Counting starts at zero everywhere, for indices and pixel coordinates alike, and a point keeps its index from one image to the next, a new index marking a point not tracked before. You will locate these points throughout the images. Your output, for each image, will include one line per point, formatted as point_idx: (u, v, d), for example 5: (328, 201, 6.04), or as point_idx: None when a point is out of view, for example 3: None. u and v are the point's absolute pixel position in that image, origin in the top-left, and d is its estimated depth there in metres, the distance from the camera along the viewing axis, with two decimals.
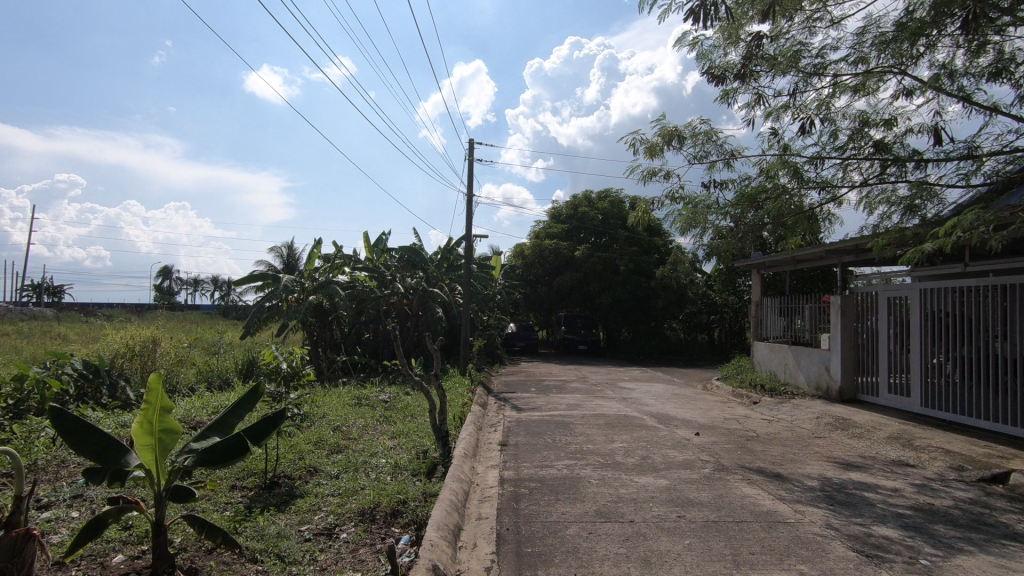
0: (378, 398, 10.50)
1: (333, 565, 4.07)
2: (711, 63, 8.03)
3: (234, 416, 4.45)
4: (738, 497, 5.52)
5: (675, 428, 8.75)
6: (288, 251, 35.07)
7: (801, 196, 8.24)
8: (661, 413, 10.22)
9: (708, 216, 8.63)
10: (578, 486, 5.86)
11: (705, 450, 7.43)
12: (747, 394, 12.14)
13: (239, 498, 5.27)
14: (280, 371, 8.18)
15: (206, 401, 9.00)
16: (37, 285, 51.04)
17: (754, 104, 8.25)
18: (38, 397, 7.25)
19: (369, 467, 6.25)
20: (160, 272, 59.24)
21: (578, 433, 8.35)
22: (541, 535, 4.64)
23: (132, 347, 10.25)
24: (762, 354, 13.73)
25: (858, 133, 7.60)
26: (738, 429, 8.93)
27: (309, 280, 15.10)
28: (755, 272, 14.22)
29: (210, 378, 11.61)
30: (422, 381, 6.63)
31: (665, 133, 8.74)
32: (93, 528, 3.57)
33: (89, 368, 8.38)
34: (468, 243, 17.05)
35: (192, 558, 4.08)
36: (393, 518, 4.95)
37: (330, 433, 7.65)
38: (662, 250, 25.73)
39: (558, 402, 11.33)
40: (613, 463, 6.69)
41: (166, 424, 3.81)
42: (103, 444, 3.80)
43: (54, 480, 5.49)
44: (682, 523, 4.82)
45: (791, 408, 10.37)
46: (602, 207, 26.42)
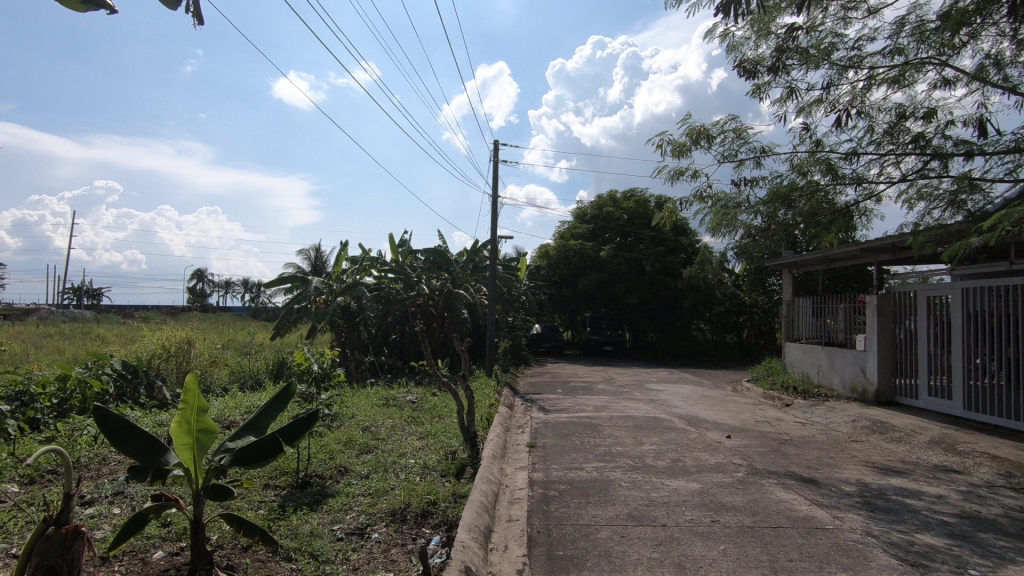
0: (405, 399, 10.62)
1: (365, 565, 4.10)
2: (743, 57, 7.89)
3: (268, 417, 4.51)
4: (773, 502, 5.39)
5: (706, 431, 8.61)
6: (316, 254, 35.90)
7: (836, 193, 8.04)
8: (689, 415, 10.08)
9: (738, 215, 8.44)
10: (608, 489, 5.80)
11: (737, 453, 7.29)
12: (779, 396, 11.89)
13: (272, 497, 5.36)
14: (311, 372, 8.31)
15: (239, 402, 9.18)
16: (80, 289, 53.40)
17: (786, 99, 8.10)
18: (81, 396, 7.56)
19: (398, 467, 6.28)
20: (194, 275, 61.39)
21: (607, 435, 8.28)
22: (573, 538, 4.60)
23: (168, 348, 10.51)
24: (793, 354, 13.41)
25: (897, 125, 7.37)
26: (772, 432, 8.74)
27: (337, 281, 15.28)
28: (786, 271, 13.93)
29: (242, 378, 11.85)
30: (449, 381, 6.57)
31: (693, 132, 8.61)
32: (135, 523, 3.65)
33: (127, 368, 8.63)
34: (493, 245, 17.09)
35: (229, 556, 4.16)
36: (424, 518, 4.96)
37: (359, 433, 7.73)
38: (688, 250, 25.47)
39: (584, 403, 11.25)
40: (643, 466, 6.60)
41: (203, 424, 3.88)
42: (143, 443, 3.89)
43: (96, 478, 5.65)
44: (716, 528, 4.73)
45: (825, 411, 10.11)
46: (628, 207, 26.19)
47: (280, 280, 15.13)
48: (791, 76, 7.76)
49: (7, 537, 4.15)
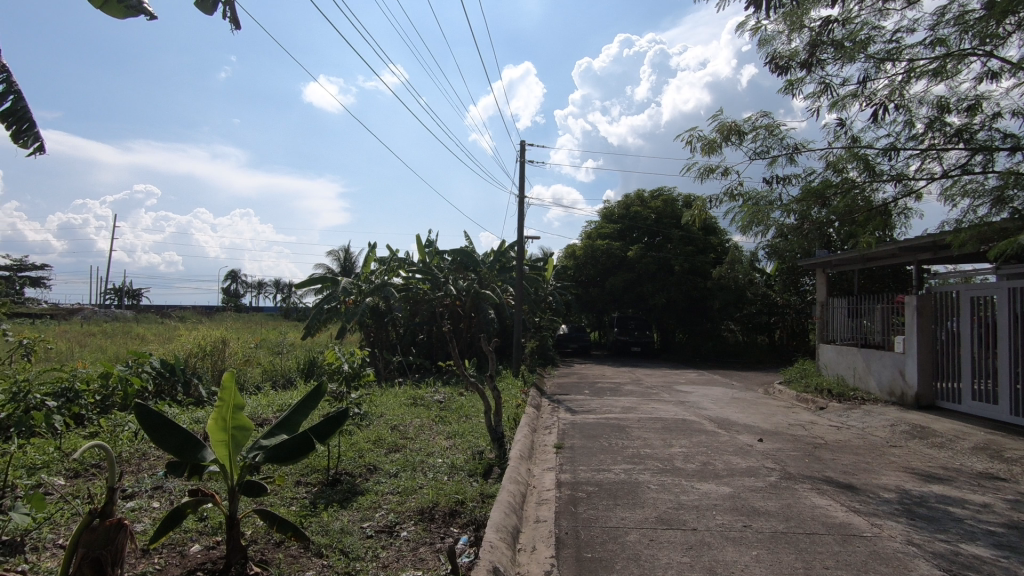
0: (433, 398, 10.69)
1: (394, 563, 4.14)
2: (775, 52, 7.72)
3: (299, 415, 4.59)
4: (808, 507, 5.26)
5: (737, 434, 8.45)
6: (345, 255, 36.50)
7: (873, 190, 7.81)
8: (720, 418, 9.91)
9: (770, 213, 8.26)
10: (637, 491, 5.74)
11: (770, 456, 7.14)
12: (813, 399, 11.59)
13: (304, 494, 5.46)
14: (341, 371, 8.46)
15: (272, 400, 9.38)
16: (121, 290, 55.30)
17: (820, 94, 7.90)
18: (122, 393, 7.84)
19: (426, 467, 6.33)
20: (228, 276, 63.04)
21: (635, 437, 8.20)
22: (601, 541, 4.57)
23: (204, 347, 10.81)
24: (828, 356, 13.06)
25: (938, 119, 7.12)
26: (806, 436, 8.53)
27: (366, 282, 15.50)
28: (820, 271, 13.57)
29: (274, 377, 12.10)
30: (476, 382, 6.58)
31: (723, 129, 8.47)
32: (173, 517, 3.75)
33: (165, 366, 8.91)
34: (520, 245, 17.09)
35: (263, 551, 4.25)
36: (451, 518, 4.99)
37: (387, 432, 7.81)
38: (718, 249, 25.05)
39: (612, 404, 11.16)
40: (673, 469, 6.51)
41: (238, 421, 3.97)
42: (181, 439, 4.01)
43: (136, 472, 5.84)
44: (748, 533, 4.63)
45: (862, 415, 9.81)
46: (655, 206, 25.90)
47: (311, 281, 15.41)
48: (825, 71, 7.56)
49: (55, 528, 4.32)
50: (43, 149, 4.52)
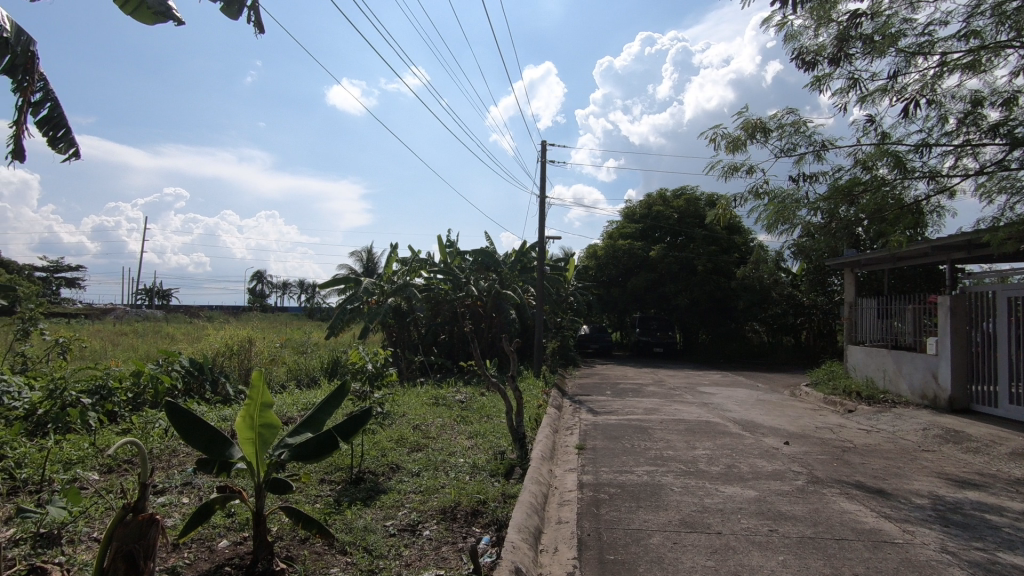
0: (454, 398, 10.74)
1: (417, 561, 4.17)
2: (801, 47, 7.58)
3: (323, 414, 4.65)
4: (836, 512, 5.14)
5: (762, 437, 8.31)
6: (367, 255, 36.90)
7: (904, 188, 7.61)
8: (745, 420, 9.76)
9: (797, 211, 8.10)
10: (660, 493, 5.69)
11: (796, 460, 7.00)
12: (841, 402, 11.34)
13: (328, 492, 5.54)
14: (365, 371, 8.56)
15: (296, 399, 9.52)
16: (151, 290, 56.80)
17: (848, 89, 7.73)
18: (153, 391, 8.06)
19: (448, 466, 6.36)
20: (254, 277, 64.29)
21: (658, 439, 8.12)
22: (624, 543, 4.53)
23: (231, 346, 11.05)
24: (856, 358, 12.76)
25: (973, 114, 6.91)
26: (834, 439, 8.35)
27: (388, 282, 15.64)
28: (848, 270, 13.28)
29: (299, 376, 12.28)
30: (497, 382, 6.57)
31: (748, 126, 8.34)
32: (202, 513, 3.83)
33: (194, 365, 9.12)
34: (541, 245, 17.06)
35: (288, 547, 4.32)
36: (473, 518, 5.00)
37: (409, 432, 7.87)
38: (742, 249, 24.69)
39: (634, 405, 11.08)
40: (696, 471, 6.43)
41: (265, 419, 4.04)
42: (210, 436, 4.09)
43: (167, 468, 5.99)
44: (774, 537, 4.55)
45: (892, 418, 9.57)
46: (678, 205, 25.62)
47: (334, 281, 15.61)
48: (853, 66, 7.40)
49: (89, 522, 4.45)
50: (78, 151, 4.72)
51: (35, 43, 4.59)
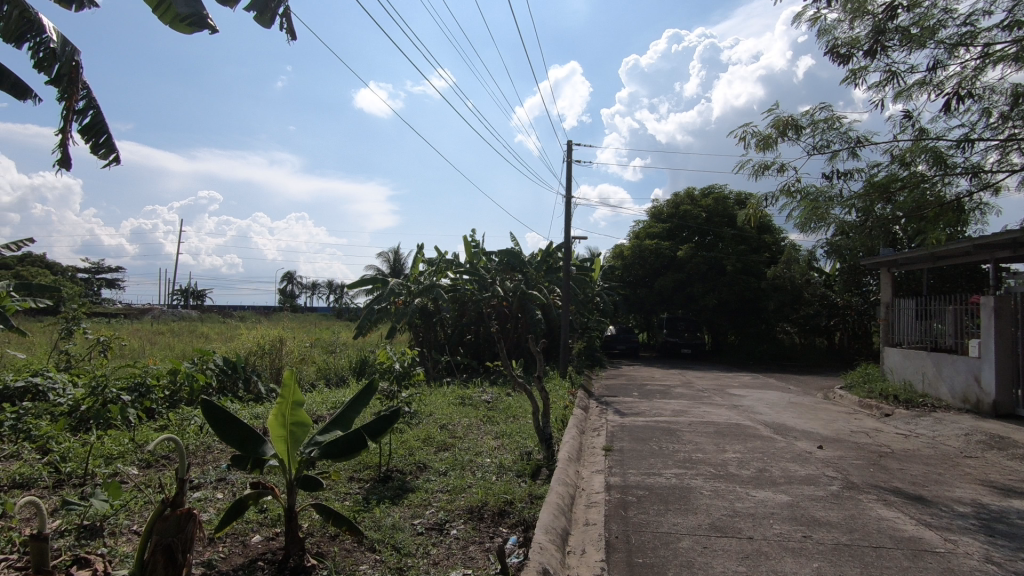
0: (480, 398, 10.79)
1: (445, 560, 4.20)
2: (835, 40, 7.38)
3: (353, 412, 4.72)
4: (873, 519, 5.00)
5: (795, 440, 8.12)
6: (394, 256, 37.35)
7: (944, 184, 7.35)
8: (776, 423, 9.54)
9: (830, 210, 7.89)
10: (689, 497, 5.61)
11: (831, 465, 6.82)
12: (877, 405, 11.01)
13: (357, 490, 5.61)
14: (393, 370, 8.67)
15: (326, 397, 9.69)
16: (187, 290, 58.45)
17: (885, 83, 7.50)
18: (189, 389, 8.29)
19: (475, 466, 6.38)
20: (284, 277, 65.69)
21: (686, 441, 8.01)
22: (652, 546, 4.48)
23: (263, 346, 11.30)
24: (894, 360, 12.38)
25: (1018, 107, 6.64)
26: (870, 444, 8.11)
27: (415, 283, 15.78)
28: (885, 270, 12.88)
29: (328, 375, 12.47)
30: (524, 382, 6.54)
31: (779, 123, 8.17)
32: (236, 508, 3.91)
33: (228, 364, 9.34)
34: (567, 246, 17.01)
35: (319, 543, 4.39)
36: (500, 518, 5.01)
37: (436, 431, 7.92)
38: (772, 248, 24.20)
39: (662, 407, 10.95)
40: (726, 475, 6.32)
41: (296, 417, 4.12)
42: (243, 434, 4.18)
43: (202, 464, 6.16)
44: (808, 544, 4.44)
45: (932, 423, 9.25)
46: (706, 204, 25.23)
47: (362, 282, 15.83)
48: (890, 59, 7.18)
49: (130, 514, 4.60)
50: (118, 159, 4.89)
51: (80, 54, 4.78)
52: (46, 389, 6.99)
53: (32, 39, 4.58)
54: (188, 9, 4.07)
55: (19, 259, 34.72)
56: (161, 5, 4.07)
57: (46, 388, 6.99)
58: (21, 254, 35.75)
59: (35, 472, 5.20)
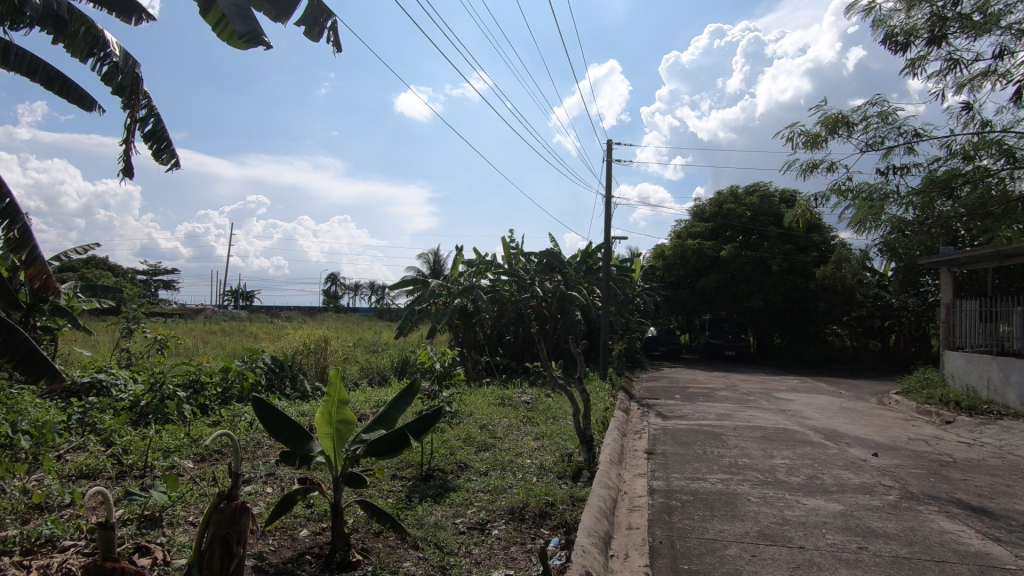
0: (520, 399, 10.80)
1: (487, 560, 4.22)
2: (891, 30, 7.06)
3: (396, 411, 4.79)
4: (935, 531, 4.74)
5: (847, 447, 7.80)
6: (434, 258, 37.90)
7: (1013, 179, 6.92)
8: (827, 429, 9.19)
9: (886, 208, 7.53)
10: (735, 503, 5.45)
11: (887, 473, 6.52)
12: (937, 412, 10.46)
13: (400, 487, 5.70)
14: (434, 370, 8.79)
15: (369, 396, 9.89)
16: (237, 291, 60.77)
17: (946, 73, 7.13)
18: (239, 386, 8.60)
19: (515, 467, 6.39)
20: (329, 279, 67.61)
21: (732, 446, 7.80)
22: (699, 553, 4.38)
23: (309, 346, 11.61)
24: (955, 364, 11.74)
25: None
26: (930, 452, 7.70)
27: (454, 284, 15.93)
28: (945, 270, 12.24)
29: (371, 374, 12.72)
30: (564, 383, 6.46)
31: (829, 120, 7.87)
32: (285, 502, 4.02)
33: (276, 363, 9.64)
34: (606, 246, 16.83)
35: (363, 539, 4.47)
36: (542, 519, 4.99)
37: (477, 431, 7.97)
38: (821, 247, 23.35)
39: (705, 410, 10.71)
40: (775, 482, 6.12)
41: (342, 415, 4.22)
42: (291, 431, 4.30)
43: (252, 459, 6.37)
44: (864, 556, 4.25)
45: (999, 431, 8.72)
46: (750, 203, 24.58)
47: (403, 284, 16.11)
48: (952, 47, 6.81)
49: (187, 506, 4.80)
50: (178, 164, 5.22)
51: (140, 66, 5.02)
52: (109, 384, 7.38)
53: (97, 53, 4.84)
54: (246, 28, 4.15)
55: (85, 263, 36.79)
56: (222, 25, 4.71)
57: (109, 383, 7.38)
58: (85, 258, 37.88)
59: (100, 463, 5.49)
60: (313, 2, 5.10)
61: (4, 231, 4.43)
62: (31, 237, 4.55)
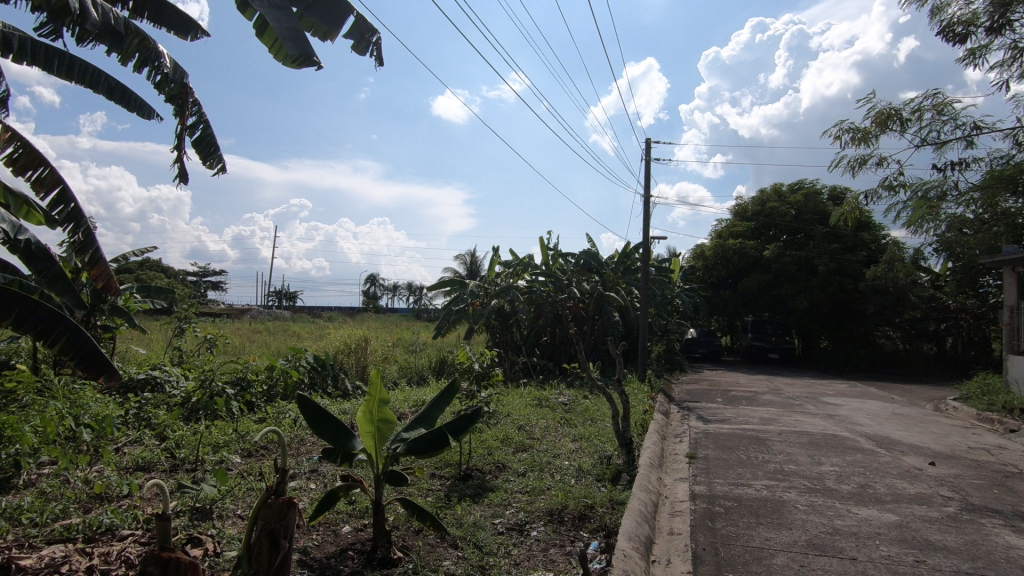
0: (558, 400, 10.74)
1: (526, 561, 4.21)
2: (949, 20, 6.72)
3: (435, 410, 4.83)
4: (1000, 546, 4.48)
5: (902, 455, 7.45)
6: (471, 259, 38.20)
7: None
8: (879, 435, 8.80)
9: (944, 205, 7.15)
10: (782, 511, 5.28)
11: (945, 483, 6.20)
12: (1000, 420, 9.89)
13: (438, 486, 5.76)
14: (472, 370, 8.86)
15: (408, 395, 10.00)
16: (281, 292, 62.56)
17: (1009, 62, 6.75)
18: (284, 384, 8.84)
19: (554, 468, 6.36)
20: (368, 280, 69.06)
21: (777, 451, 7.56)
22: (744, 561, 4.26)
23: (350, 345, 11.86)
24: (1020, 370, 11.06)
25: None
26: (992, 462, 7.29)
27: (491, 284, 15.98)
28: (1008, 269, 11.58)
29: (410, 373, 12.88)
30: (602, 384, 6.37)
31: (881, 115, 7.55)
32: (329, 498, 4.09)
33: (318, 362, 9.87)
34: (645, 246, 16.60)
35: (404, 537, 4.52)
36: (581, 522, 4.95)
37: (515, 432, 7.98)
38: (871, 246, 22.44)
39: (748, 414, 10.42)
40: (824, 489, 5.90)
41: (383, 414, 4.28)
42: (334, 429, 4.39)
43: (297, 455, 6.54)
44: (922, 570, 4.05)
45: None
46: (795, 201, 23.83)
47: (441, 284, 16.26)
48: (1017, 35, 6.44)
49: (235, 499, 4.96)
50: (224, 168, 5.43)
51: (189, 75, 5.22)
52: (163, 381, 7.70)
53: (150, 64, 5.08)
54: (298, 51, 4.35)
55: (140, 265, 38.51)
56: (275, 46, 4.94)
57: (162, 380, 7.69)
58: (141, 261, 39.71)
59: (154, 457, 5.73)
60: (359, 17, 5.24)
61: (70, 234, 4.69)
62: (93, 240, 4.80)
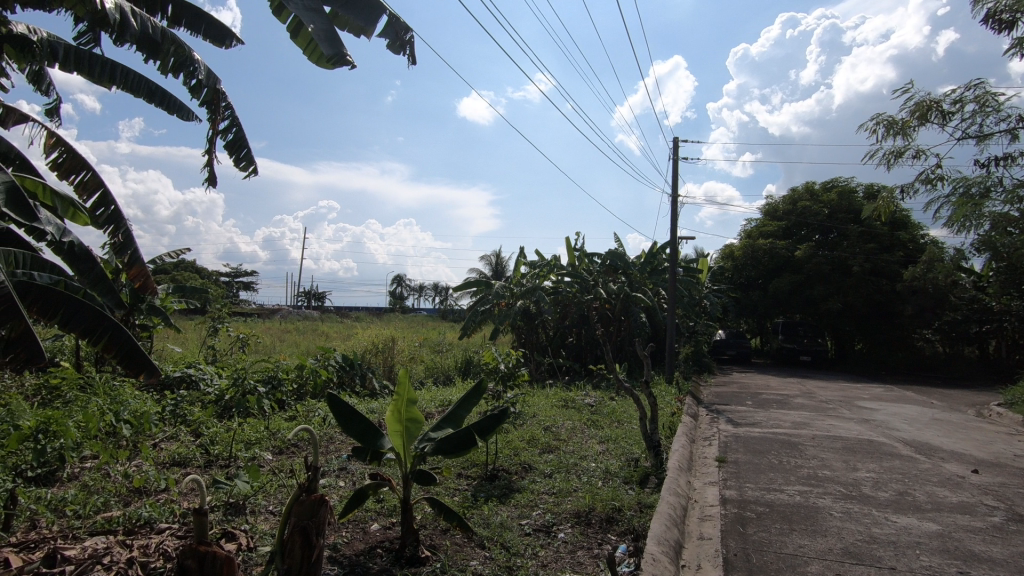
0: (584, 401, 10.68)
1: (553, 563, 4.19)
2: (996, 6, 6.46)
3: (463, 410, 4.85)
4: None
5: (942, 462, 7.19)
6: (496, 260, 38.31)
7: None
8: (918, 441, 8.51)
9: (987, 201, 6.90)
10: (816, 517, 5.15)
11: (989, 492, 5.96)
12: None
13: (465, 486, 5.77)
14: (498, 371, 8.88)
15: (434, 395, 10.07)
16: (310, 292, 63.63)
17: None
18: (313, 382, 9.00)
19: (580, 470, 6.32)
20: (395, 280, 69.89)
21: (810, 456, 7.38)
22: (776, 568, 4.17)
23: (377, 345, 12.00)
24: None
25: None
26: None
27: (517, 285, 15.98)
28: None
29: (436, 373, 12.97)
30: (629, 386, 6.31)
31: (920, 107, 7.30)
32: (358, 497, 4.12)
33: (346, 361, 10.02)
34: (672, 246, 16.41)
35: (432, 536, 4.55)
36: (609, 524, 4.90)
37: (541, 433, 7.96)
38: (908, 245, 21.75)
39: (779, 418, 10.20)
40: (860, 496, 5.73)
41: (410, 414, 4.30)
42: (364, 428, 4.44)
43: (326, 453, 6.65)
44: None
45: None
46: (828, 200, 23.27)
47: (466, 285, 16.32)
48: None
49: (267, 495, 5.06)
50: (255, 170, 5.55)
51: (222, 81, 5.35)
52: (198, 379, 7.91)
53: (186, 69, 5.22)
54: (332, 50, 4.39)
55: (176, 267, 39.68)
56: (312, 49, 5.00)
57: (197, 378, 7.90)
58: (177, 262, 40.92)
59: (189, 453, 5.89)
60: (393, 17, 5.25)
61: (110, 235, 4.85)
62: (132, 241, 4.94)
